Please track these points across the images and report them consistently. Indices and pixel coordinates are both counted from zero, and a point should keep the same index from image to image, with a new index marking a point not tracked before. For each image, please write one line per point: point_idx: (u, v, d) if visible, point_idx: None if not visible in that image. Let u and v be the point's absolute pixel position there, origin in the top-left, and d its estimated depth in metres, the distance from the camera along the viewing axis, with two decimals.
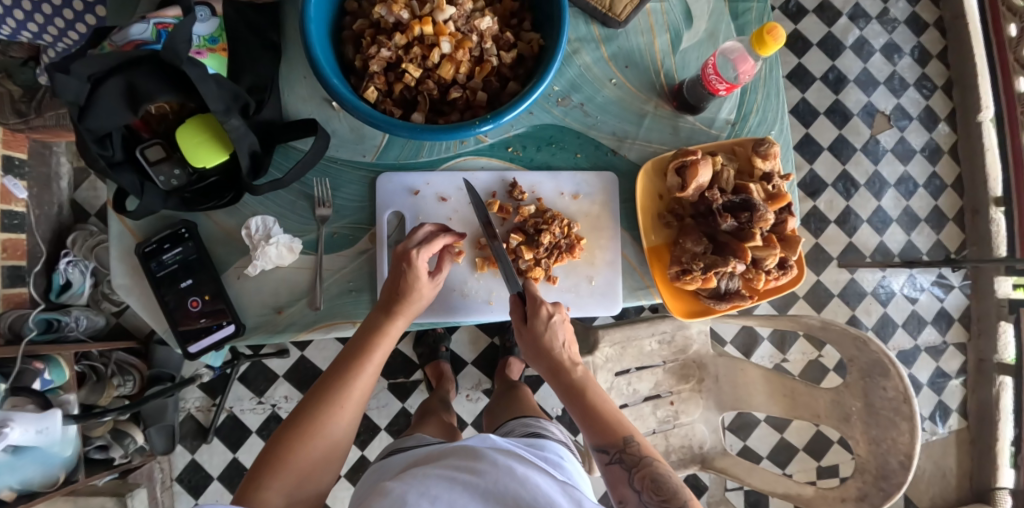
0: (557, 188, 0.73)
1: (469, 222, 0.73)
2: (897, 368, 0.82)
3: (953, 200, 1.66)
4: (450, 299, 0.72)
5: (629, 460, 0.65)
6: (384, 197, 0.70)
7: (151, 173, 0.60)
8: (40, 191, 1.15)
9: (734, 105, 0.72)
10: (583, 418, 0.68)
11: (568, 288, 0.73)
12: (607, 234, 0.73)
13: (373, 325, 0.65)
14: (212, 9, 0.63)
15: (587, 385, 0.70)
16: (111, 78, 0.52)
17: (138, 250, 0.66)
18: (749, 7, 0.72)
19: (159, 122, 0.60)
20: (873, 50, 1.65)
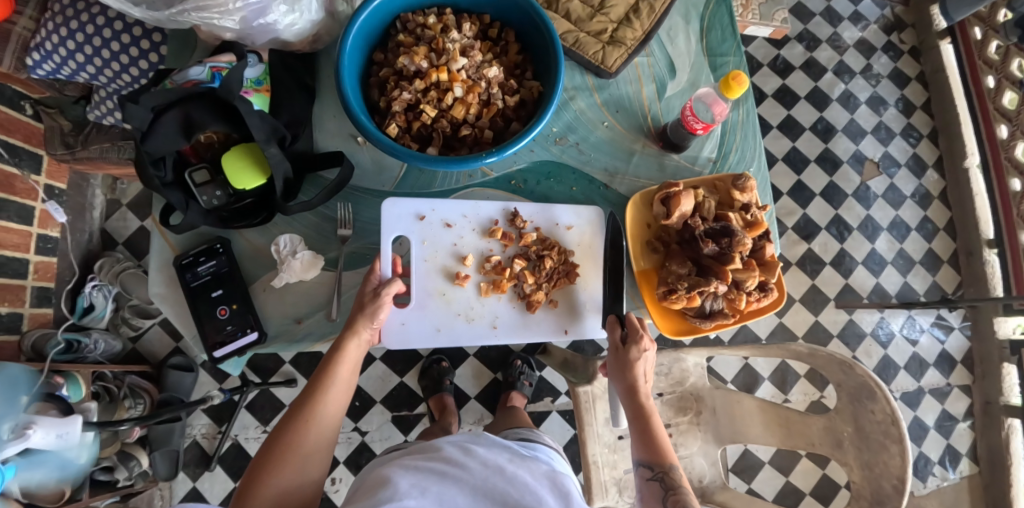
0: (553, 219, 0.79)
1: (473, 246, 0.78)
2: (883, 390, 0.86)
3: (945, 243, 1.71)
4: (455, 322, 0.77)
5: (669, 482, 0.70)
6: (389, 222, 0.76)
7: (195, 192, 0.69)
8: (75, 218, 1.31)
9: (715, 144, 0.79)
10: (640, 438, 0.73)
11: (569, 312, 0.79)
12: (598, 263, 0.80)
13: (339, 344, 0.69)
14: (259, 57, 0.72)
15: (651, 414, 0.74)
16: (170, 110, 0.61)
17: (176, 262, 0.73)
18: (726, 61, 0.81)
19: (206, 148, 0.69)
20: (858, 102, 1.75)
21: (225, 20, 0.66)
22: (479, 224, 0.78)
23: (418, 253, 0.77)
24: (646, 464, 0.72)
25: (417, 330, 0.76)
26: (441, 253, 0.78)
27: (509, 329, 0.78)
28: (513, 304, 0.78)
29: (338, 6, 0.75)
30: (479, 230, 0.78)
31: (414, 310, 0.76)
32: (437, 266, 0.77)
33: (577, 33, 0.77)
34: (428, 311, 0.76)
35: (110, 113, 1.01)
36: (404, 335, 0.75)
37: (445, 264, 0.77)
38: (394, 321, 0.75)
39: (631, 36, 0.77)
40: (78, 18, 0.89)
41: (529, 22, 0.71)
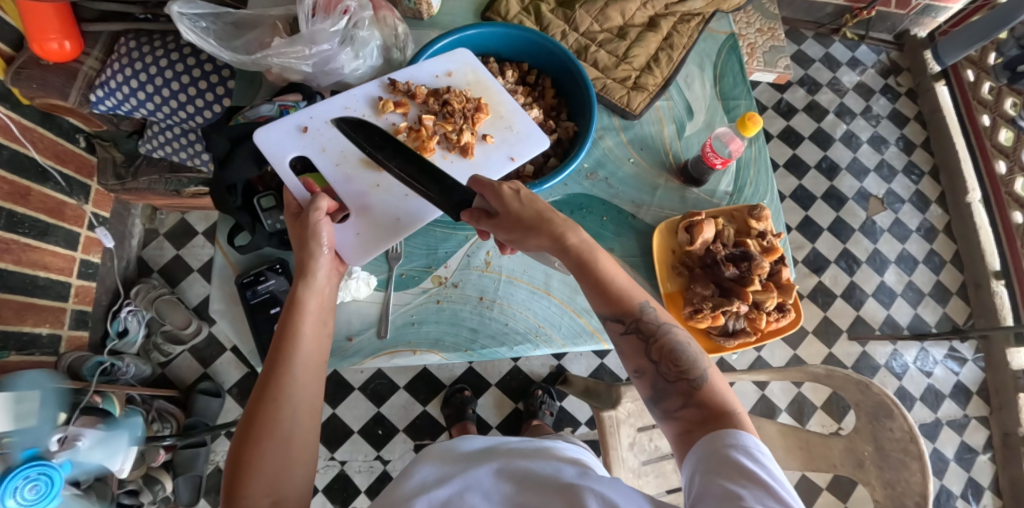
0: (429, 73, 0.79)
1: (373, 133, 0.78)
2: (900, 409, 0.91)
3: (953, 276, 1.76)
4: (405, 203, 0.76)
5: (646, 329, 0.63)
6: (278, 148, 0.76)
7: (263, 217, 0.77)
8: (118, 246, 1.40)
9: (731, 179, 0.86)
10: (597, 291, 0.64)
11: (504, 143, 0.79)
12: (496, 93, 0.81)
13: (293, 296, 0.63)
14: (322, 97, 0.82)
15: (597, 256, 0.64)
16: (245, 142, 0.78)
17: (237, 280, 0.80)
18: (738, 104, 0.89)
19: (272, 180, 0.81)
20: (860, 142, 1.83)
21: (302, 64, 0.77)
22: (362, 109, 0.78)
23: (326, 161, 0.76)
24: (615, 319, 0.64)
25: (376, 227, 0.75)
26: (343, 150, 0.77)
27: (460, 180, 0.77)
28: (449, 157, 0.77)
29: (393, 54, 0.84)
30: (366, 112, 0.78)
31: (360, 213, 0.75)
32: (352, 164, 0.76)
33: (605, 80, 0.86)
34: (376, 206, 0.76)
35: (161, 147, 1.10)
36: (367, 242, 0.74)
37: (356, 155, 0.77)
38: (348, 234, 0.74)
39: (653, 82, 0.86)
40: (142, 60, 0.98)
41: (563, 69, 0.81)
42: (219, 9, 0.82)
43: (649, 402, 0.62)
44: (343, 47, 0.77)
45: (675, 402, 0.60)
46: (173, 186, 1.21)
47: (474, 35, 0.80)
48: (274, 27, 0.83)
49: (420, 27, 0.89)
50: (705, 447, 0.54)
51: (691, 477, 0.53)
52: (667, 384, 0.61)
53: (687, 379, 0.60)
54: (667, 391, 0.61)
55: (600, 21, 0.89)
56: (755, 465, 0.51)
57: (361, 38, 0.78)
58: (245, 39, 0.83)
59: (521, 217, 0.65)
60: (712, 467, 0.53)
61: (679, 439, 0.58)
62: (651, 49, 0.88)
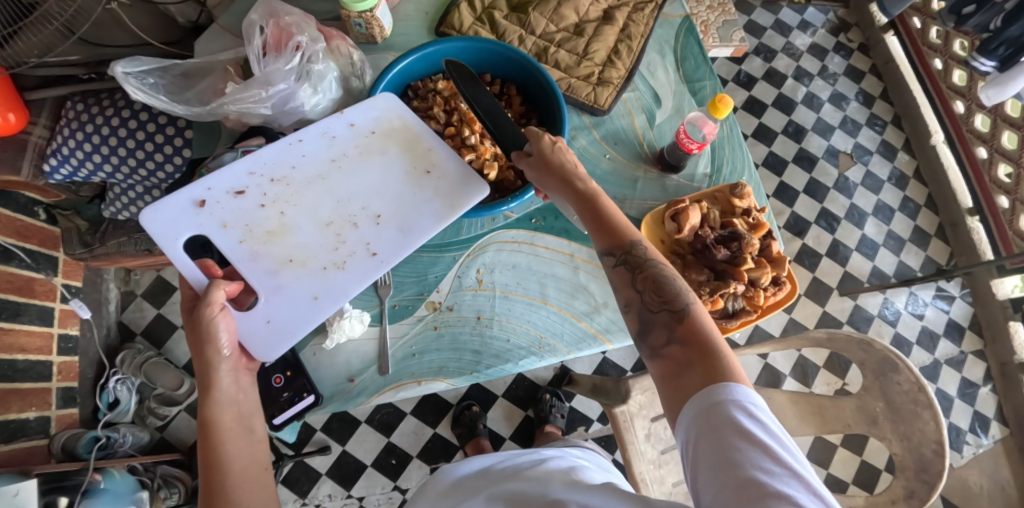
0: (347, 123, 0.77)
1: (287, 201, 0.73)
2: (904, 361, 0.91)
3: (930, 218, 1.80)
4: (324, 277, 0.71)
5: (633, 262, 0.62)
6: (179, 225, 0.71)
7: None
8: (95, 314, 1.36)
9: (708, 161, 0.86)
10: (594, 220, 0.66)
11: (426, 196, 0.75)
12: (422, 142, 0.77)
13: (204, 416, 0.60)
14: (286, 138, 0.80)
15: (596, 194, 0.67)
16: None
17: None
18: (703, 85, 0.90)
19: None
20: (822, 102, 1.86)
21: (260, 107, 0.75)
22: (270, 173, 0.74)
23: (229, 238, 0.71)
24: (606, 251, 0.65)
25: (287, 312, 0.70)
26: (250, 225, 0.72)
27: (383, 245, 0.73)
28: (376, 225, 0.74)
29: (351, 83, 0.82)
30: (277, 178, 0.74)
31: (271, 297, 0.70)
32: (259, 240, 0.72)
33: (569, 79, 0.85)
34: (288, 286, 0.71)
35: (124, 208, 1.06)
36: (279, 331, 0.69)
37: (265, 228, 0.72)
38: (258, 322, 0.69)
39: (616, 75, 0.86)
40: (93, 122, 0.95)
41: (526, 75, 0.80)
42: (165, 63, 0.79)
43: (635, 336, 0.60)
44: (300, 83, 0.75)
45: (661, 336, 0.58)
46: (143, 246, 1.16)
47: (434, 51, 0.79)
48: (226, 71, 0.81)
49: (375, 51, 0.88)
50: (698, 404, 0.52)
51: (687, 439, 0.51)
52: (649, 315, 0.60)
53: (669, 310, 0.59)
54: (651, 323, 0.60)
55: (554, 21, 0.89)
56: (757, 426, 0.49)
57: (317, 72, 0.76)
58: (197, 89, 0.80)
59: (550, 159, 0.69)
60: (706, 418, 0.51)
61: (666, 374, 0.57)
62: (609, 41, 0.88)
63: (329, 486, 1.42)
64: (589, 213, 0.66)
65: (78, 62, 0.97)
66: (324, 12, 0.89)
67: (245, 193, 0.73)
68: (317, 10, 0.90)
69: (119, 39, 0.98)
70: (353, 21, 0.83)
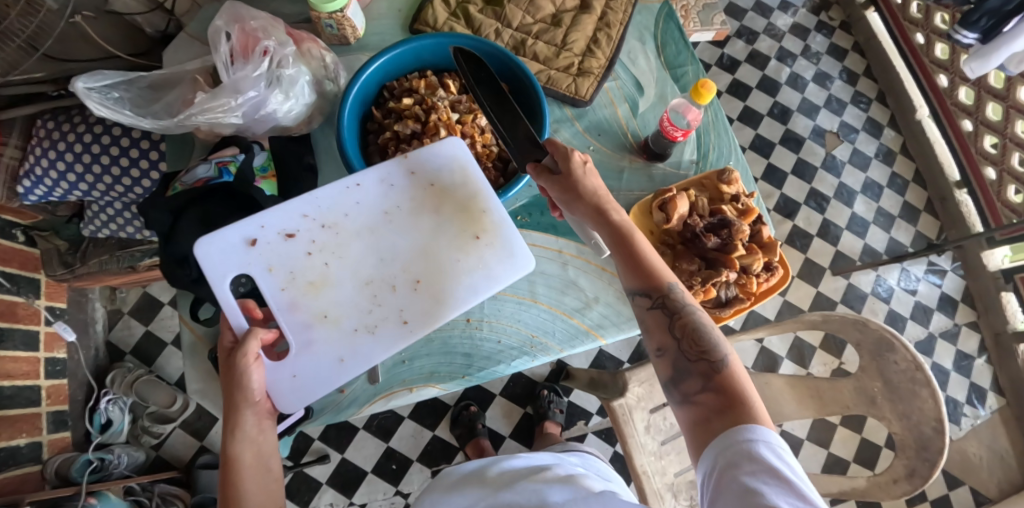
0: (408, 170, 0.74)
1: (333, 249, 0.71)
2: (900, 340, 0.90)
3: (918, 193, 1.80)
4: (354, 340, 0.70)
5: (670, 307, 0.64)
6: (222, 259, 0.69)
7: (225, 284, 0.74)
8: (81, 335, 1.33)
9: (694, 147, 0.85)
10: (627, 258, 0.66)
11: (474, 266, 0.73)
12: (483, 198, 0.74)
13: (225, 452, 0.58)
14: (259, 145, 0.81)
15: (631, 231, 0.67)
16: (187, 214, 0.74)
17: (211, 354, 0.79)
18: (685, 71, 0.89)
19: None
20: (806, 82, 1.85)
21: (230, 116, 0.73)
22: (323, 217, 0.72)
23: (272, 283, 0.70)
24: (641, 293, 0.66)
25: (316, 371, 0.69)
26: (293, 271, 0.70)
27: (419, 315, 0.71)
28: (413, 291, 0.71)
29: (325, 86, 0.80)
30: (327, 224, 0.72)
31: (301, 352, 0.69)
32: (301, 289, 0.70)
33: (548, 71, 0.84)
34: (320, 343, 0.69)
35: (104, 226, 1.04)
36: (303, 388, 0.68)
37: (307, 278, 0.70)
38: (284, 376, 0.68)
39: (596, 65, 0.84)
40: (65, 139, 0.93)
41: (505, 70, 0.79)
42: (130, 75, 0.77)
43: (669, 381, 0.63)
44: (271, 89, 0.73)
45: (696, 385, 0.61)
46: (126, 263, 1.14)
47: (412, 48, 0.77)
48: (194, 81, 0.79)
49: (348, 53, 0.87)
50: (723, 442, 0.54)
51: (712, 472, 0.54)
52: (688, 363, 0.62)
53: (708, 361, 0.61)
54: (688, 371, 0.62)
55: (531, 13, 0.87)
56: (779, 461, 0.52)
57: (288, 77, 0.74)
58: (165, 101, 0.78)
59: (578, 184, 0.68)
60: (730, 456, 0.53)
61: (697, 422, 0.59)
62: (588, 30, 0.86)
63: (331, 494, 1.41)
64: (622, 248, 0.66)
65: (45, 79, 0.93)
66: (293, 14, 0.88)
67: (293, 237, 0.71)
68: (288, 13, 0.88)
69: (83, 53, 0.96)
70: (324, 22, 0.81)
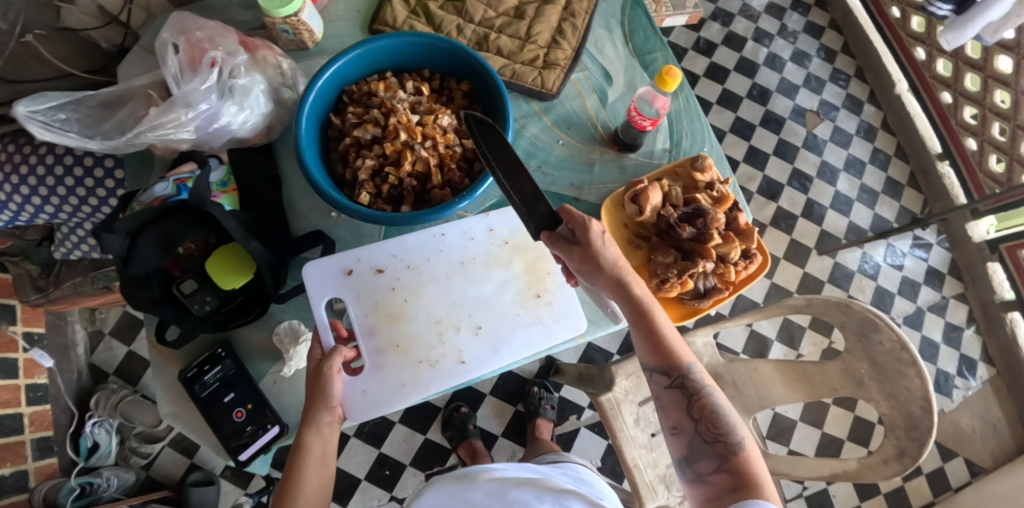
0: (486, 229, 0.84)
1: (412, 289, 0.81)
2: (884, 320, 0.89)
3: (901, 168, 1.79)
4: (418, 369, 0.80)
5: (689, 388, 0.68)
6: (318, 281, 0.78)
7: (186, 303, 0.73)
8: (61, 359, 1.30)
9: (666, 135, 0.83)
10: (647, 338, 0.68)
11: (530, 322, 0.83)
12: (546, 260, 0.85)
13: (299, 442, 0.69)
14: (219, 159, 0.78)
15: (652, 309, 0.68)
16: (147, 231, 0.68)
17: (180, 376, 0.77)
18: (654, 57, 0.87)
19: (187, 260, 0.75)
20: (784, 61, 1.83)
21: (182, 131, 0.72)
22: (410, 259, 0.82)
23: (359, 309, 0.80)
24: (659, 370, 0.69)
25: (380, 392, 0.78)
26: (378, 302, 0.80)
27: (475, 356, 0.81)
28: (473, 335, 0.81)
29: (282, 94, 0.79)
30: (412, 266, 0.82)
31: (372, 372, 0.78)
32: (381, 320, 0.80)
33: (513, 65, 0.82)
34: (389, 366, 0.79)
35: (75, 248, 1.01)
36: (369, 402, 0.77)
37: (388, 310, 0.80)
38: (356, 389, 0.77)
39: (562, 56, 0.82)
40: (26, 162, 0.90)
41: (468, 68, 0.76)
42: (77, 95, 0.74)
43: (683, 459, 0.67)
44: (223, 100, 0.71)
45: (709, 464, 0.65)
46: (101, 284, 1.12)
47: (370, 49, 0.74)
48: (148, 96, 0.77)
49: (307, 58, 0.86)
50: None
51: None
52: (704, 444, 0.66)
53: (724, 443, 0.65)
54: (702, 451, 0.66)
55: (493, 6, 0.85)
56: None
57: (241, 87, 0.73)
58: (116, 120, 0.76)
59: (597, 254, 0.67)
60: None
61: (706, 500, 0.63)
62: (553, 21, 0.84)
63: None
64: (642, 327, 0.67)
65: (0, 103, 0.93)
66: (249, 21, 0.87)
67: (382, 274, 0.81)
68: (244, 19, 0.87)
69: (38, 73, 0.94)
70: (279, 28, 0.79)
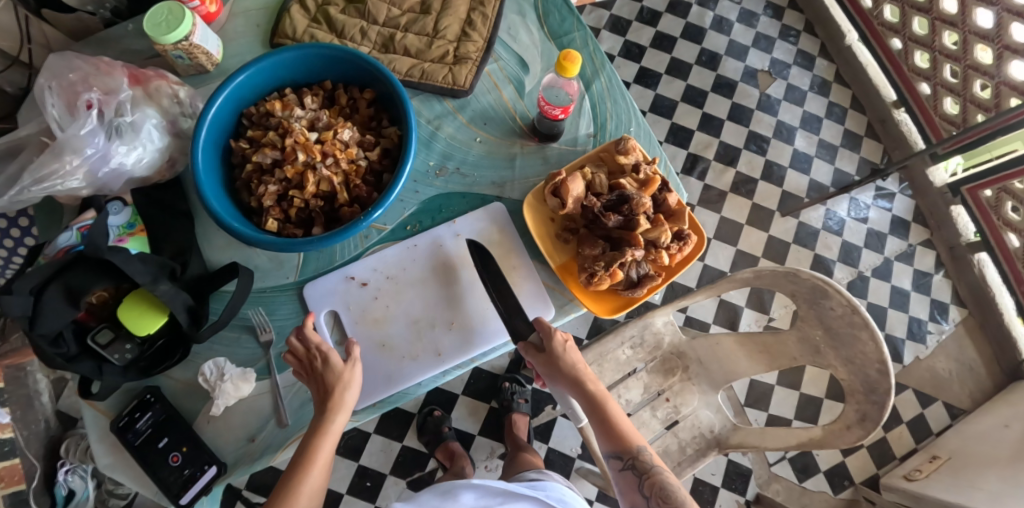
0: (455, 232, 0.77)
1: (394, 297, 0.77)
2: (833, 286, 0.87)
3: (858, 119, 1.77)
4: (402, 365, 0.74)
5: (640, 469, 0.73)
6: (315, 302, 0.76)
7: (105, 355, 0.70)
8: (24, 412, 1.21)
9: (590, 120, 0.80)
10: (603, 428, 0.74)
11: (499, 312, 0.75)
12: (519, 266, 0.76)
13: (315, 427, 0.67)
14: (123, 201, 0.76)
15: (608, 403, 0.74)
16: (49, 286, 0.63)
17: (112, 426, 0.74)
18: (572, 38, 0.83)
19: (101, 308, 0.71)
20: (730, 23, 1.80)
21: (70, 180, 0.70)
22: (389, 270, 0.77)
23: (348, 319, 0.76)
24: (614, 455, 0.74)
25: (368, 387, 0.74)
26: (362, 310, 0.76)
27: (453, 348, 0.75)
28: (450, 328, 0.75)
29: (181, 124, 0.78)
30: (391, 274, 0.77)
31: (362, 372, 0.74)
32: (368, 327, 0.76)
33: (421, 65, 0.78)
34: (372, 367, 0.74)
35: None
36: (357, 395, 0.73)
37: (371, 316, 0.76)
38: None
39: (474, 49, 0.78)
40: None
41: (368, 76, 0.73)
42: None
43: None
44: (111, 141, 0.70)
45: None
46: None
47: (262, 68, 0.70)
48: (42, 144, 0.73)
49: (208, 82, 0.83)
50: None
51: None
52: None
53: None
54: None
55: (396, 4, 0.81)
56: None
57: (128, 125, 0.71)
58: (6, 173, 0.72)
59: (559, 360, 0.73)
60: None
61: None
62: (461, 13, 0.80)
63: None
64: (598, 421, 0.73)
65: None
66: (144, 50, 0.84)
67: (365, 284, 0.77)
68: (139, 49, 0.85)
69: None
70: (172, 54, 0.77)
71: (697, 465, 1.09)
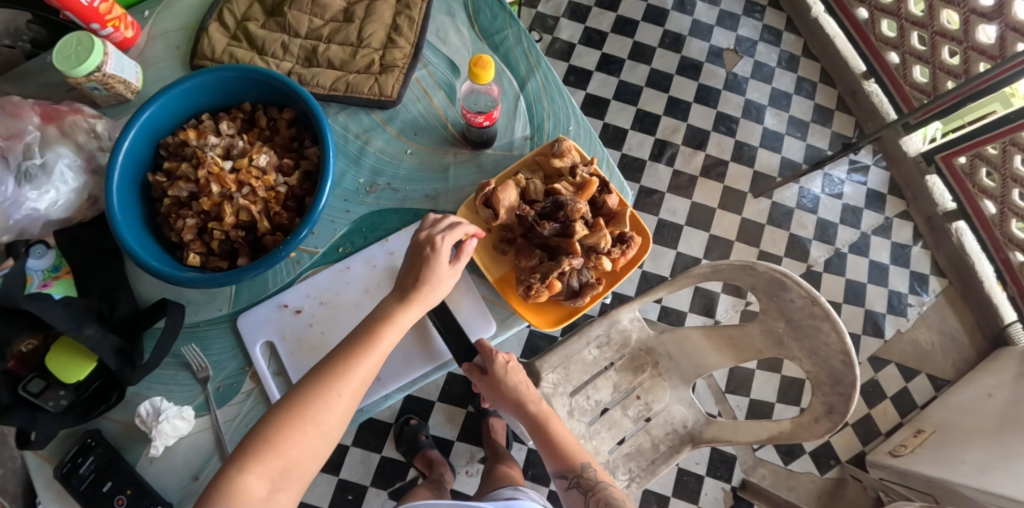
0: (388, 249, 0.75)
1: (329, 322, 0.74)
2: (792, 277, 0.85)
3: (828, 93, 1.73)
4: None
5: (586, 484, 0.74)
6: (249, 333, 0.74)
7: (39, 403, 0.67)
8: None
9: (526, 120, 0.77)
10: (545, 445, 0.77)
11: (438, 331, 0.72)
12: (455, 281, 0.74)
13: (384, 314, 0.63)
14: (48, 243, 0.72)
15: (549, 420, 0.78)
16: None
17: (55, 475, 0.71)
18: (504, 35, 0.79)
19: (33, 356, 0.68)
20: (693, 3, 1.77)
21: None
22: (322, 295, 0.75)
23: (283, 349, 0.74)
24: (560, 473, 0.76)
25: None
26: (299, 338, 0.74)
27: (393, 373, 0.72)
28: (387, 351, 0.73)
29: (99, 160, 0.74)
30: (325, 299, 0.75)
31: None
32: (305, 356, 0.74)
33: (346, 76, 0.75)
34: None
35: None
36: None
37: (309, 344, 0.74)
38: None
39: (400, 56, 0.75)
40: None
41: (286, 96, 0.69)
42: None
43: None
44: (21, 187, 0.67)
45: None
46: None
47: (171, 97, 0.67)
48: None
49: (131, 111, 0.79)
50: None
51: None
52: None
53: None
54: None
55: (318, 14, 0.77)
56: None
57: (38, 167, 0.68)
58: None
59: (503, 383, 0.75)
60: None
61: None
62: (386, 17, 0.76)
63: None
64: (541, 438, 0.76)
65: None
66: (59, 83, 0.80)
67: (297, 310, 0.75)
68: (57, 81, 0.80)
69: None
70: (87, 87, 0.73)
71: (671, 462, 1.07)
